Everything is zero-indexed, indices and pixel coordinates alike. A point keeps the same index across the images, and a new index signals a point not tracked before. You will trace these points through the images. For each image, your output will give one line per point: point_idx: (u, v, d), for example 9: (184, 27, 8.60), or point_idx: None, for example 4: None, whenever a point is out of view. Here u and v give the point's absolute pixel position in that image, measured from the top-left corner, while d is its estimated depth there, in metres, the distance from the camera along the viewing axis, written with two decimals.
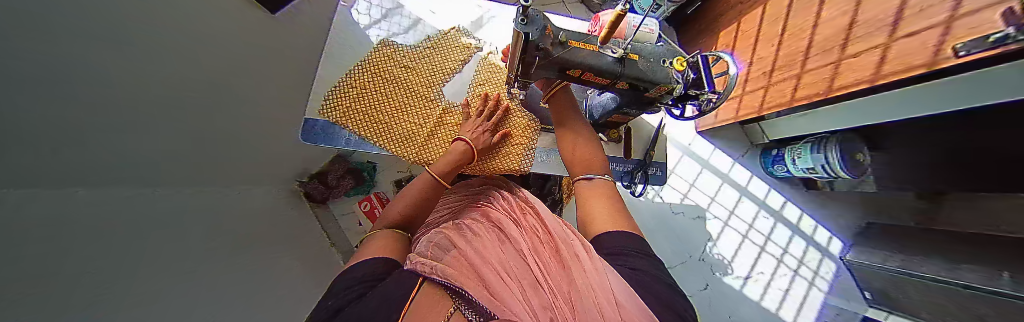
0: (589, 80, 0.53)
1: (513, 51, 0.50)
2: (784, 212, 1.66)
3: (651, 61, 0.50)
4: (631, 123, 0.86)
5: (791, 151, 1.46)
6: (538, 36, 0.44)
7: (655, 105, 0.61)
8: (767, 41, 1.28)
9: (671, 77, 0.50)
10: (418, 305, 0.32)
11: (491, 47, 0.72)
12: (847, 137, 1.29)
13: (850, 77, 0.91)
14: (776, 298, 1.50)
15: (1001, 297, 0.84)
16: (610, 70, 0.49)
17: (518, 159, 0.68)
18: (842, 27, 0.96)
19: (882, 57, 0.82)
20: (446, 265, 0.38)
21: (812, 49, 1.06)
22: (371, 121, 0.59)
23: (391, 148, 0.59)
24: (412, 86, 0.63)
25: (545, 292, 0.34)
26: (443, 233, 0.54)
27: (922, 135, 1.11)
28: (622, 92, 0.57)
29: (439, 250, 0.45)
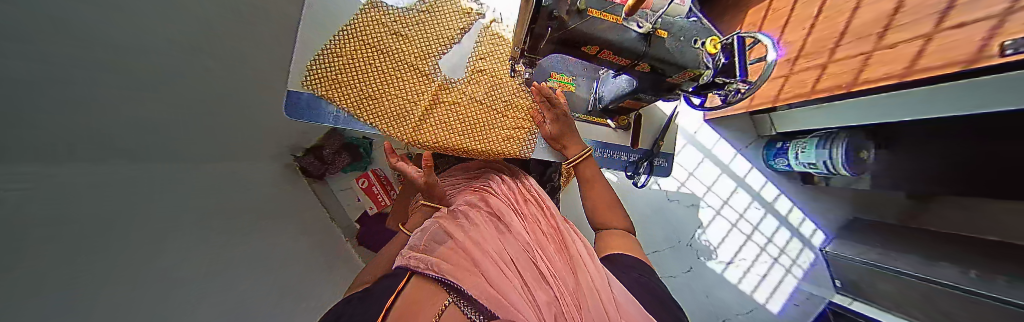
0: (605, 59, 0.49)
1: (522, 21, 0.45)
2: (776, 204, 1.68)
3: (679, 40, 0.46)
4: (643, 109, 0.81)
5: (796, 145, 1.44)
6: (552, 3, 0.40)
7: (673, 93, 0.59)
8: (798, 23, 1.17)
9: (699, 61, 0.47)
10: (406, 299, 0.31)
11: (494, 14, 0.64)
12: (858, 134, 1.26)
13: (879, 71, 0.85)
14: (753, 282, 1.60)
15: (971, 295, 0.88)
16: (632, 49, 0.46)
17: (519, 143, 0.64)
18: (886, 13, 0.86)
19: (921, 49, 0.76)
20: (442, 256, 0.37)
21: (846, 36, 0.97)
22: (360, 96, 0.54)
23: (382, 127, 0.55)
24: (405, 57, 0.56)
25: (550, 290, 0.35)
26: (438, 219, 0.52)
27: (936, 137, 1.09)
28: (641, 76, 0.53)
29: (433, 239, 0.43)
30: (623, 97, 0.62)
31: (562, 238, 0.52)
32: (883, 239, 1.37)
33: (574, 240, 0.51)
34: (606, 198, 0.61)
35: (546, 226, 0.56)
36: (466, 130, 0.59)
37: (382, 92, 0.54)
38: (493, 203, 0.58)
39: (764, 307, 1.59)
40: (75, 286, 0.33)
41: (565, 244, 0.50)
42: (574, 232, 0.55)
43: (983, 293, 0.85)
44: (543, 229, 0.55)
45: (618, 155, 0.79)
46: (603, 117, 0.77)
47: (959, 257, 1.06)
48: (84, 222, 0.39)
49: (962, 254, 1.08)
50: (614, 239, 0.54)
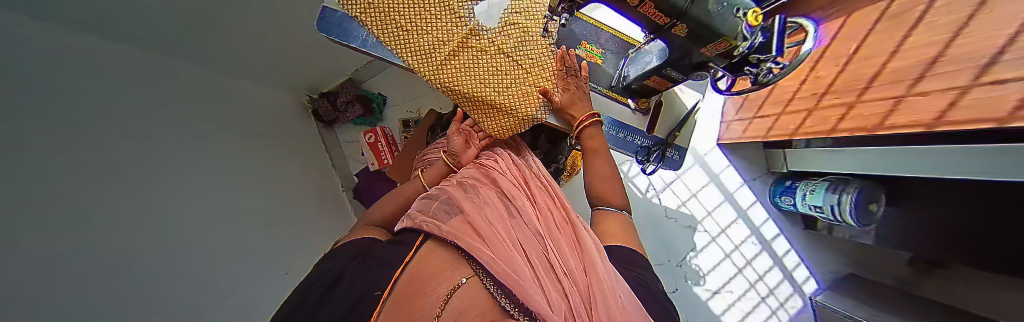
0: (645, 14, 0.48)
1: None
2: (774, 243, 1.65)
3: (722, 6, 0.44)
4: (665, 96, 0.84)
5: (805, 186, 1.41)
6: None
7: (705, 69, 0.59)
8: (833, 59, 1.15)
9: (736, 31, 0.46)
10: (413, 267, 0.37)
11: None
12: (870, 184, 1.24)
13: (908, 118, 0.85)
14: (737, 316, 1.57)
15: None
16: (675, 7, 0.44)
17: (535, 106, 0.63)
18: (925, 59, 0.82)
19: (953, 102, 0.73)
20: (454, 230, 0.40)
21: (880, 76, 0.95)
22: (389, 23, 0.54)
23: (407, 58, 0.56)
24: None
25: (559, 279, 0.37)
26: (446, 188, 0.55)
27: (955, 198, 1.06)
28: (675, 43, 0.53)
29: (445, 212, 0.47)
30: (649, 72, 0.64)
31: (573, 228, 0.50)
32: (875, 297, 1.32)
33: (583, 231, 0.49)
34: (604, 173, 0.61)
35: (557, 215, 0.55)
36: (490, 80, 0.60)
37: (412, 25, 0.55)
38: (502, 183, 0.56)
39: None
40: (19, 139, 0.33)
41: (576, 236, 0.48)
42: (585, 225, 0.53)
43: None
44: (553, 217, 0.53)
45: (631, 138, 0.80)
46: (626, 96, 0.78)
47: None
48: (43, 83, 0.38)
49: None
50: (613, 223, 0.56)
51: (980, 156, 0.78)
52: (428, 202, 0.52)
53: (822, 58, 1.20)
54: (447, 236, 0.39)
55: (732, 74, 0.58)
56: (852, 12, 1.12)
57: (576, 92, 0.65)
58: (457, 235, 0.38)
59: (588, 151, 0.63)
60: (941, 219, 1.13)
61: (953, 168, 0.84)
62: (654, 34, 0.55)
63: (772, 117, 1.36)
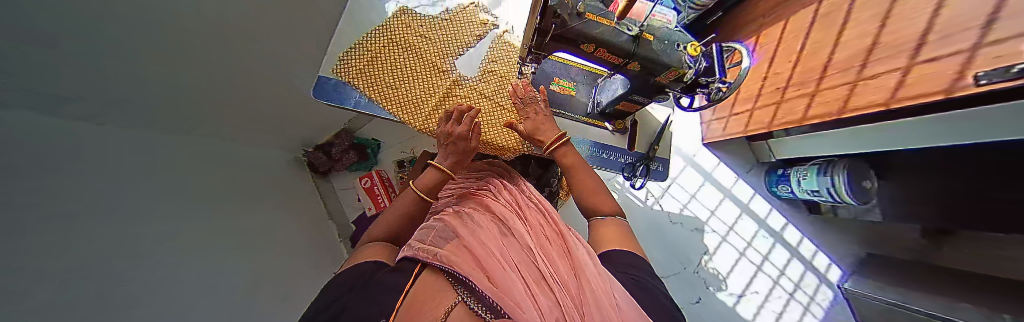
0: (601, 57, 0.55)
1: (529, 21, 0.52)
2: (785, 234, 1.63)
3: (664, 44, 0.53)
4: (638, 116, 0.89)
5: (796, 172, 1.43)
6: (557, 3, 0.46)
7: (664, 93, 0.64)
8: (784, 57, 1.27)
9: (682, 62, 0.54)
10: (411, 298, 0.36)
11: (512, 23, 0.74)
12: (858, 163, 1.27)
13: (866, 99, 0.90)
14: (768, 319, 1.48)
15: None
16: (624, 49, 0.52)
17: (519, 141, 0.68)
18: (864, 47, 0.94)
19: (901, 80, 0.81)
20: (451, 255, 0.41)
21: (831, 68, 1.05)
22: (380, 85, 0.60)
23: (397, 112, 0.60)
24: (426, 54, 0.64)
25: (553, 291, 0.38)
26: (442, 217, 0.57)
27: (931, 166, 1.11)
28: (634, 76, 0.59)
29: (441, 238, 0.48)
30: (620, 97, 0.68)
31: (564, 240, 0.52)
32: (902, 276, 1.29)
33: (576, 243, 0.50)
34: (594, 185, 0.63)
35: (548, 228, 0.56)
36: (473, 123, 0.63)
37: (400, 84, 0.61)
38: (495, 207, 0.59)
39: None
40: (74, 233, 0.36)
41: (567, 246, 0.50)
42: (576, 235, 0.55)
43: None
44: (547, 232, 0.55)
45: (615, 156, 0.83)
46: (602, 120, 0.83)
47: (999, 298, 0.97)
48: (85, 178, 0.43)
49: (1000, 293, 0.99)
50: (609, 229, 0.56)
51: (949, 121, 0.83)
52: (426, 230, 0.52)
53: (777, 55, 1.32)
54: (441, 260, 0.40)
55: (690, 92, 0.62)
56: (789, 15, 1.28)
57: (542, 114, 0.66)
58: (452, 259, 0.40)
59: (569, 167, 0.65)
60: (937, 191, 1.11)
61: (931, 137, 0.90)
62: (613, 71, 0.62)
63: (746, 113, 1.44)
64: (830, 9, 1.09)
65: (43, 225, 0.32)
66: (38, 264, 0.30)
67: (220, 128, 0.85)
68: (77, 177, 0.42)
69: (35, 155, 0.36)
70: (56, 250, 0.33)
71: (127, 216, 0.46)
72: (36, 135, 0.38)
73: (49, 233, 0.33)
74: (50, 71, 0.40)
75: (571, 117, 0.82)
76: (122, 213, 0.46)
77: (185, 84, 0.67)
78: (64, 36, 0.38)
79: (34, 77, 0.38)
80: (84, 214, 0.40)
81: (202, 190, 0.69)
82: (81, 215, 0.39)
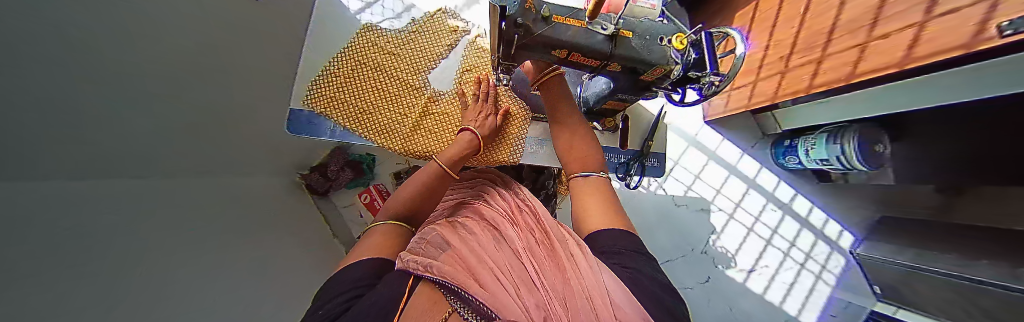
0: (576, 61, 0.51)
1: (494, 29, 0.47)
2: (794, 205, 1.60)
3: (645, 39, 0.48)
4: (629, 111, 0.85)
5: (804, 142, 1.38)
6: (516, 11, 0.42)
7: (652, 91, 0.60)
8: (787, 22, 1.19)
9: (669, 58, 0.48)
10: (410, 311, 0.32)
11: (480, 27, 0.76)
12: (870, 126, 1.21)
13: (876, 62, 0.84)
14: (780, 291, 1.48)
15: (1001, 289, 0.83)
16: (600, 50, 0.47)
17: (508, 150, 0.73)
18: (872, 5, 0.86)
19: (915, 37, 0.74)
20: (442, 264, 0.39)
21: (836, 30, 0.98)
22: (353, 110, 0.63)
23: (373, 137, 0.63)
24: (399, 73, 0.67)
25: (540, 290, 0.35)
26: (436, 226, 0.54)
27: (933, 122, 1.08)
28: (617, 76, 0.55)
29: (434, 248, 0.45)
30: (605, 97, 0.65)
31: (554, 238, 0.48)
32: (915, 237, 1.27)
33: (565, 237, 0.47)
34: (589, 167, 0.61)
35: (539, 230, 0.52)
36: (447, 139, 0.67)
37: (374, 108, 0.64)
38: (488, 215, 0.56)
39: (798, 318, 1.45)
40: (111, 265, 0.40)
41: (554, 244, 0.46)
42: (565, 228, 0.51)
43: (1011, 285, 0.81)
44: (536, 232, 0.51)
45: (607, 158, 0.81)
46: (591, 120, 0.80)
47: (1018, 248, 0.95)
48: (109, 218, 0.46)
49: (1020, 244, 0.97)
50: (594, 206, 0.53)
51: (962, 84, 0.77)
52: (419, 241, 0.49)
53: (777, 23, 1.24)
54: (433, 269, 0.37)
55: (679, 88, 0.56)
56: None
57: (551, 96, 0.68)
58: (444, 269, 0.37)
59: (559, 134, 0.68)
60: (948, 149, 1.08)
61: (939, 97, 0.84)
62: (593, 72, 0.58)
63: (748, 86, 1.38)
64: None
65: (78, 267, 0.35)
66: (86, 306, 0.33)
67: (217, 158, 0.86)
68: (112, 217, 0.46)
69: (58, 203, 0.39)
70: (96, 291, 0.36)
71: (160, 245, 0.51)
72: (61, 192, 0.41)
73: (92, 273, 0.36)
74: (54, 124, 0.42)
75: None
76: (156, 240, 0.50)
77: (179, 116, 0.68)
78: (49, 79, 0.39)
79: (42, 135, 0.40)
80: (126, 250, 0.44)
81: (210, 222, 0.71)
82: (125, 247, 0.43)
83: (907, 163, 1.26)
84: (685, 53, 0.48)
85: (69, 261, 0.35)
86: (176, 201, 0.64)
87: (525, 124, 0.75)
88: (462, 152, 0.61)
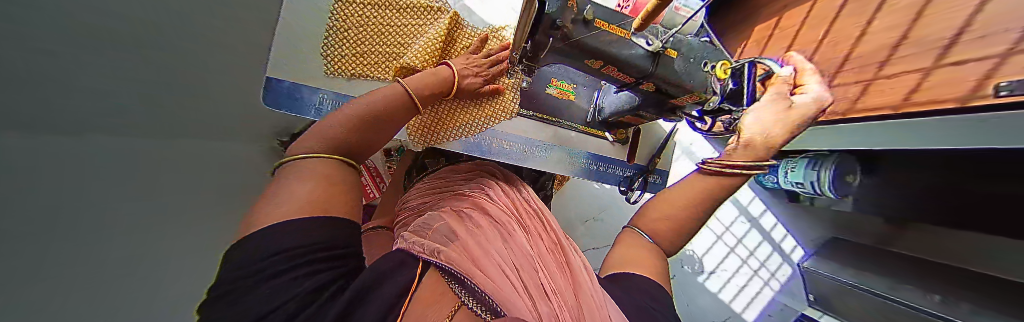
0: (610, 74, 0.48)
1: (522, 25, 0.41)
2: (762, 219, 1.73)
3: (690, 61, 0.46)
4: (643, 127, 0.90)
5: (786, 163, 1.46)
6: (557, 9, 0.37)
7: (677, 115, 0.60)
8: (802, 47, 1.18)
9: (705, 84, 0.48)
10: (417, 301, 0.30)
11: (505, 22, 0.78)
12: (846, 158, 1.26)
13: (875, 102, 0.87)
14: (732, 291, 1.65)
15: (924, 315, 0.98)
16: (641, 66, 0.44)
17: (477, 124, 0.71)
18: (890, 43, 0.85)
19: (916, 85, 0.76)
20: (450, 252, 0.37)
21: (849, 61, 0.97)
22: (359, 32, 0.65)
23: (370, 63, 0.66)
24: (416, 13, 0.69)
25: (547, 297, 0.34)
26: (441, 213, 0.52)
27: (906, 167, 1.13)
28: (646, 94, 0.53)
29: (440, 236, 0.43)
30: (625, 112, 0.67)
31: (564, 252, 0.47)
32: (854, 257, 1.44)
33: (575, 257, 0.47)
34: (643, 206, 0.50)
35: (548, 237, 0.51)
36: None
37: (380, 36, 0.66)
38: (495, 209, 0.54)
39: (740, 316, 1.64)
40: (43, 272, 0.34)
41: (565, 259, 0.46)
42: (574, 249, 0.51)
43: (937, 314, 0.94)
44: (545, 239, 0.50)
45: (612, 169, 0.87)
46: (604, 130, 0.85)
47: (934, 281, 1.10)
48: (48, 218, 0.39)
49: (937, 277, 1.12)
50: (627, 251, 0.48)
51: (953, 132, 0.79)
52: (423, 228, 0.47)
53: (793, 46, 1.22)
54: (443, 258, 0.35)
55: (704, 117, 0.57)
56: None
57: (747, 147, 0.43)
58: (454, 260, 0.35)
59: (743, 145, 0.42)
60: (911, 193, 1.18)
61: None
62: (620, 88, 0.55)
63: None
64: None
65: None
66: None
67: None
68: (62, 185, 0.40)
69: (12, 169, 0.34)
70: None
71: (73, 242, 0.42)
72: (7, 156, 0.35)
73: None
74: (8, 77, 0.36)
75: (570, 126, 0.82)
76: (78, 238, 0.43)
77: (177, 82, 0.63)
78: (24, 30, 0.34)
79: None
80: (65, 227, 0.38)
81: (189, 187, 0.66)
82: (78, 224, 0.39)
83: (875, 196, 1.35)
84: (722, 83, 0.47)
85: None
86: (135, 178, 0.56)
87: (514, 110, 0.75)
88: (436, 89, 0.54)
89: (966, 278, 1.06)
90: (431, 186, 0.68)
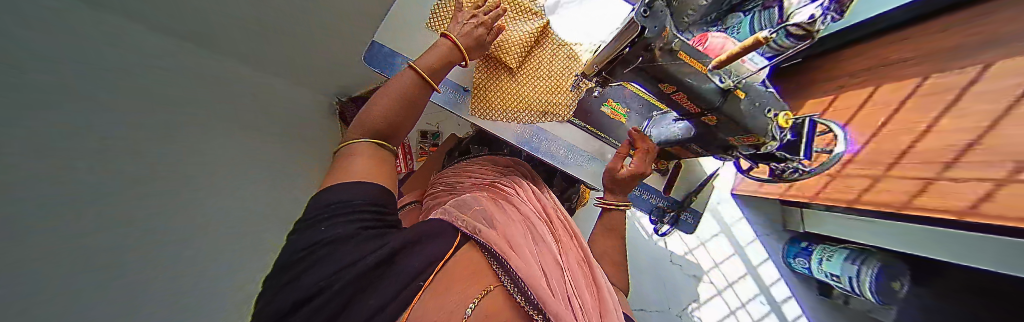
0: (679, 100, 0.52)
1: (614, 44, 0.47)
2: (785, 306, 1.55)
3: (757, 106, 0.48)
4: (685, 162, 0.90)
5: (821, 251, 1.34)
6: (654, 36, 0.41)
7: (730, 152, 0.61)
8: (861, 129, 1.13)
9: (768, 132, 0.49)
10: (453, 270, 0.34)
11: (580, 40, 0.84)
12: (892, 260, 1.15)
13: (936, 202, 0.81)
14: None
15: None
16: (711, 100, 0.48)
17: (521, 114, 0.76)
18: (955, 144, 0.82)
19: (984, 195, 0.71)
20: (491, 233, 0.39)
21: (909, 153, 0.93)
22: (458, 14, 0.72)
23: None
24: (516, 8, 0.74)
25: (573, 309, 0.34)
26: (479, 196, 0.54)
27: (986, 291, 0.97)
28: (702, 125, 0.57)
29: (479, 213, 0.46)
30: (674, 141, 0.67)
31: (589, 266, 0.48)
32: None
33: (599, 271, 0.48)
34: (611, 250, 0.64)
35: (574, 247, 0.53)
36: (501, 72, 0.73)
37: None
38: (527, 206, 0.56)
39: None
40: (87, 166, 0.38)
41: (589, 270, 0.48)
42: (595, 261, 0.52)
43: None
44: (571, 247, 0.52)
45: (645, 195, 0.88)
46: None
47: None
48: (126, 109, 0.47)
49: None
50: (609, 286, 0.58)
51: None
52: (462, 204, 0.50)
53: (852, 120, 1.17)
54: (483, 236, 0.37)
55: (758, 162, 0.60)
56: (882, 82, 1.11)
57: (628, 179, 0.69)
58: (494, 240, 0.37)
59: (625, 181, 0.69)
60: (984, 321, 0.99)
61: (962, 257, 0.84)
62: (683, 115, 0.59)
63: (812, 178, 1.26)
64: (932, 90, 0.92)
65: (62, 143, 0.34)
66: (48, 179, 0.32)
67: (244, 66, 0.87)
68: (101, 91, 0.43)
69: (62, 65, 0.37)
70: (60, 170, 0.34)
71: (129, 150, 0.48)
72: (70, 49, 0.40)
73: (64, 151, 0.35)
74: None
75: (616, 145, 0.86)
76: (132, 129, 0.49)
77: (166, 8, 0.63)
78: None
79: (62, 8, 0.40)
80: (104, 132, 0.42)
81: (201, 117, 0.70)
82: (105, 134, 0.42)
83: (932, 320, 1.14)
84: (783, 131, 0.50)
85: (54, 134, 0.34)
86: (169, 88, 0.61)
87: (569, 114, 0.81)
88: (441, 60, 0.51)
89: None
90: (470, 171, 0.72)
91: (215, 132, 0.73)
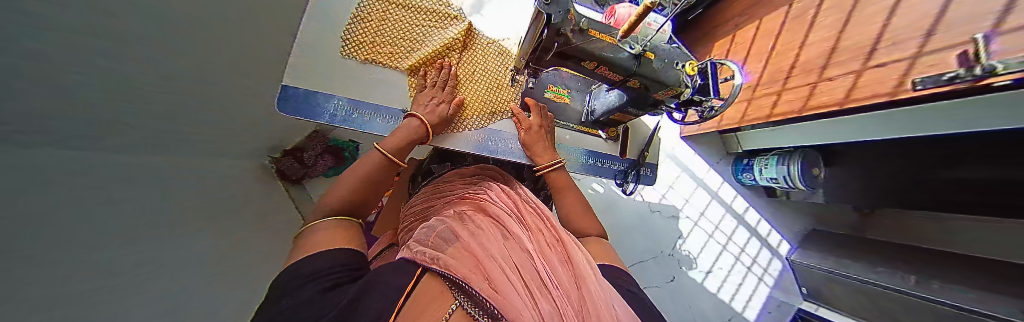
0: (603, 73, 0.57)
1: (533, 34, 0.51)
2: (746, 216, 1.81)
3: (666, 62, 0.55)
4: (630, 124, 0.99)
5: (759, 161, 1.58)
6: (561, 20, 0.46)
7: (659, 108, 0.68)
8: (755, 59, 1.35)
9: (682, 81, 0.56)
10: (413, 304, 0.28)
11: (505, 36, 0.86)
12: (811, 153, 1.42)
13: (823, 99, 0.99)
14: (730, 290, 1.67)
15: (916, 298, 1.02)
16: (626, 66, 0.53)
17: (472, 119, 0.76)
18: (825, 51, 1.03)
19: (852, 85, 0.91)
20: (449, 258, 0.34)
21: (797, 66, 1.12)
22: (372, 42, 0.70)
23: (384, 62, 0.71)
24: (430, 24, 0.76)
25: (549, 303, 0.31)
26: (444, 219, 0.51)
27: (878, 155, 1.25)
28: (632, 91, 0.62)
29: (441, 240, 0.42)
30: (614, 108, 0.73)
31: (566, 249, 0.47)
32: (836, 247, 1.50)
33: (578, 252, 0.46)
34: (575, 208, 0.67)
35: (549, 234, 0.51)
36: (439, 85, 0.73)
37: (393, 40, 0.72)
38: (495, 211, 0.54)
39: (741, 316, 1.65)
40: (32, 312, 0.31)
41: (567, 253, 0.46)
42: (575, 242, 0.51)
43: (927, 297, 0.98)
44: (546, 237, 0.50)
45: (608, 164, 0.94)
46: (595, 128, 0.92)
47: (920, 267, 1.14)
48: (71, 242, 0.40)
49: (920, 263, 1.17)
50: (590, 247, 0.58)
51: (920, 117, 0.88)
52: (426, 234, 0.46)
53: (748, 59, 1.39)
54: (440, 263, 0.33)
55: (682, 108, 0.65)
56: (762, 15, 1.34)
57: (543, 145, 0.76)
58: (452, 262, 0.33)
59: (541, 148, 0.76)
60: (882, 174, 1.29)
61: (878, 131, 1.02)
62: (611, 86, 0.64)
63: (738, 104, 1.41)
64: (795, 19, 1.17)
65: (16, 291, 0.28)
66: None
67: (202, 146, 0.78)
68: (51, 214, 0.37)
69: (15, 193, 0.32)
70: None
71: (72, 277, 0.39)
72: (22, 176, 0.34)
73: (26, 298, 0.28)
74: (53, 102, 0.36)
75: (567, 126, 0.89)
76: (79, 252, 0.41)
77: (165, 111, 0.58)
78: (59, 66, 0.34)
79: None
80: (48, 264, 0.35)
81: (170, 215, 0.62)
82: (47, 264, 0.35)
83: (846, 188, 1.45)
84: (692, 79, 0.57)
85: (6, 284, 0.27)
86: (125, 194, 0.52)
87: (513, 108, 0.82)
88: (408, 139, 0.60)
89: (963, 265, 1.08)
90: (438, 194, 0.68)
91: (175, 230, 0.62)
